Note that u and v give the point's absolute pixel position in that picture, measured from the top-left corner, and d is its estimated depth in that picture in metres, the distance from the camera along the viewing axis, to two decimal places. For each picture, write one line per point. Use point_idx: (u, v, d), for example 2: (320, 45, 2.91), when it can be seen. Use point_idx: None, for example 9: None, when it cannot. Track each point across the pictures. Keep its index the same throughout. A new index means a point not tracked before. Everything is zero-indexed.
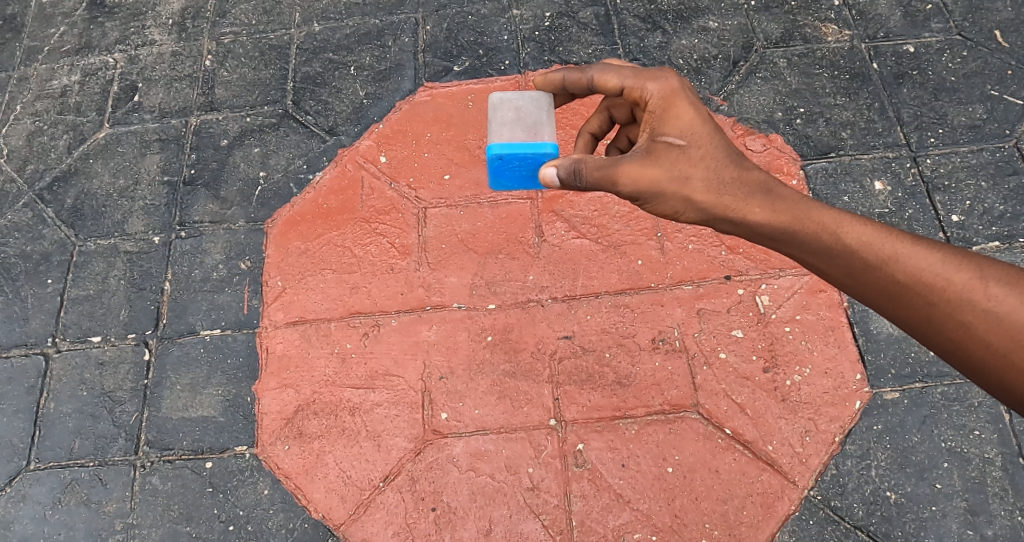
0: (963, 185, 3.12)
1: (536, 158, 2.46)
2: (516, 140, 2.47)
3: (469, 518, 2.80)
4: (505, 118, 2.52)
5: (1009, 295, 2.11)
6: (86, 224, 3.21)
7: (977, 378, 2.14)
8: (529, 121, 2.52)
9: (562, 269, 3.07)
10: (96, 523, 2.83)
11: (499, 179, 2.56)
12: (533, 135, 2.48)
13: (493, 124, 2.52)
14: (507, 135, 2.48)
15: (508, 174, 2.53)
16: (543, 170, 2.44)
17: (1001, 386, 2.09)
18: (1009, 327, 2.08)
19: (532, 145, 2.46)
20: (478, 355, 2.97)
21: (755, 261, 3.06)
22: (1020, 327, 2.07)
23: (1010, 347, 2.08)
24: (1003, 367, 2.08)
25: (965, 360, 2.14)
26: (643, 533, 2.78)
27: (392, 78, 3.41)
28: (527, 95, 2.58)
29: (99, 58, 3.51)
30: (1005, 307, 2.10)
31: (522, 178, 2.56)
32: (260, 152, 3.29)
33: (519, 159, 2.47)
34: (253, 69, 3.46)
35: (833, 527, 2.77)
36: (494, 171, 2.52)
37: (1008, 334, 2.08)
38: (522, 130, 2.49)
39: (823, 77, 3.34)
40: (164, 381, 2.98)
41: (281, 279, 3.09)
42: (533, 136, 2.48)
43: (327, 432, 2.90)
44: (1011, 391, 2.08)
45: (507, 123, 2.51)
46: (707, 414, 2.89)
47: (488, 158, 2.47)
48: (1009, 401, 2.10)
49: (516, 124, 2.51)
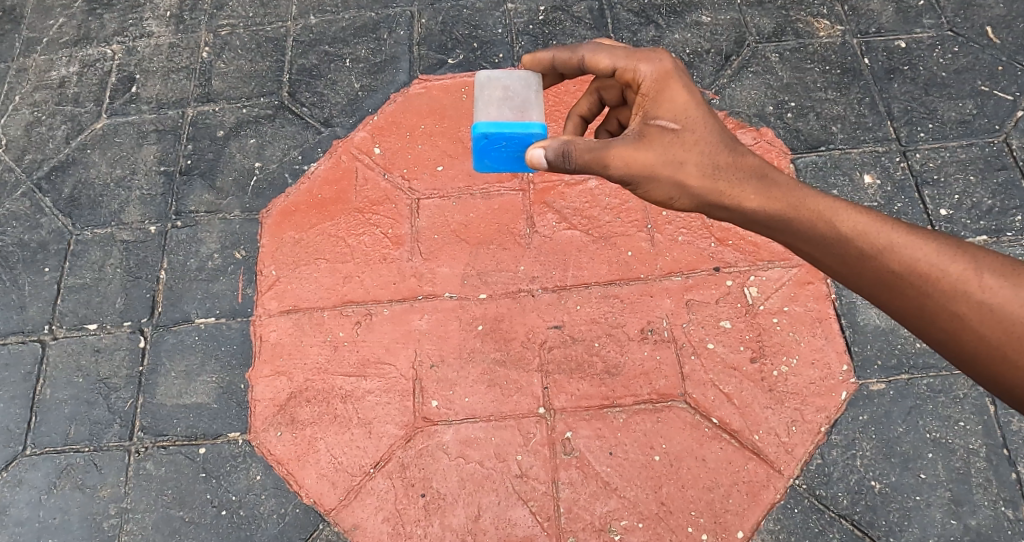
0: (952, 179, 3.14)
1: (524, 138, 2.49)
2: (501, 119, 2.49)
3: (458, 504, 2.84)
4: (491, 97, 2.54)
5: (1003, 287, 2.14)
6: (84, 214, 3.25)
7: (969, 369, 2.18)
8: (518, 100, 2.54)
9: (553, 260, 3.11)
10: (90, 508, 2.87)
11: (484, 157, 2.58)
12: (522, 115, 2.50)
13: (479, 102, 2.54)
14: (495, 113, 2.50)
15: (493, 153, 2.56)
16: (530, 151, 2.46)
17: (994, 379, 2.14)
18: (1001, 320, 2.12)
19: (521, 124, 2.48)
20: (469, 343, 3.01)
21: (744, 253, 3.10)
22: (1014, 320, 2.11)
23: (1005, 339, 2.11)
24: (996, 359, 2.12)
25: (958, 351, 2.18)
26: (629, 520, 2.81)
27: (387, 70, 3.45)
28: (516, 74, 2.60)
29: (97, 50, 3.55)
30: (999, 299, 2.13)
31: (508, 159, 2.59)
32: (255, 143, 3.33)
33: (506, 138, 2.50)
34: (250, 61, 3.49)
35: (817, 516, 2.80)
36: (480, 151, 2.56)
37: (1002, 326, 2.12)
38: (508, 111, 2.51)
39: (815, 71, 3.36)
40: (159, 368, 3.02)
41: (275, 268, 3.13)
42: (522, 115, 2.51)
43: (320, 419, 2.94)
44: (1005, 383, 2.12)
45: (495, 102, 2.53)
46: (694, 403, 2.92)
47: (475, 137, 2.50)
48: (1002, 393, 2.14)
49: (502, 104, 2.53)
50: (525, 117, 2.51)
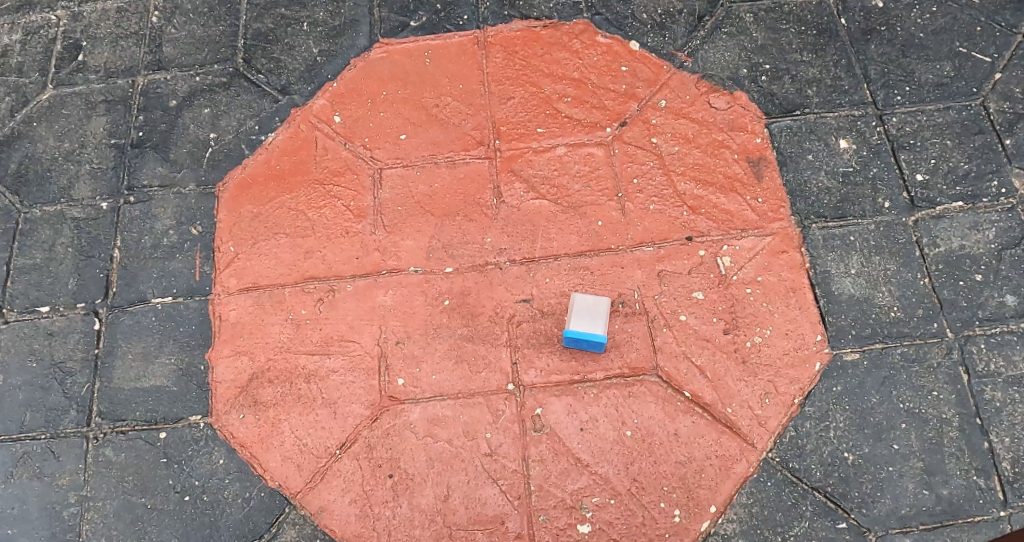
0: (929, 144, 3.06)
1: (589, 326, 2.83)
2: (580, 333, 2.82)
3: (426, 484, 2.79)
4: (587, 308, 2.86)
5: None
6: (32, 190, 3.12)
7: None
8: (595, 315, 2.85)
9: (520, 231, 3.02)
10: (50, 496, 2.80)
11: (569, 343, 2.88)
12: (591, 321, 2.84)
13: (581, 298, 2.87)
14: (577, 322, 2.84)
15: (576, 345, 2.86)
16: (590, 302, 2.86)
17: None
18: None
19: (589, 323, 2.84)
20: (435, 319, 2.93)
21: (717, 222, 3.01)
22: None
23: None
24: None
25: None
26: (601, 497, 2.77)
27: (346, 34, 3.30)
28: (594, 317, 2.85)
29: (41, 15, 3.39)
30: None
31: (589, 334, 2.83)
32: (210, 113, 3.19)
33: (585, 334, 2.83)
34: (202, 26, 3.34)
35: (790, 489, 2.77)
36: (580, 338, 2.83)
37: None
38: (594, 304, 2.86)
39: (790, 32, 3.25)
40: (115, 351, 2.92)
41: (233, 244, 3.02)
42: (591, 322, 2.84)
43: (283, 400, 2.86)
44: None
45: (583, 324, 2.84)
46: (666, 377, 2.87)
47: (571, 333, 2.83)
48: None
49: (593, 309, 2.86)
50: (574, 303, 2.87)
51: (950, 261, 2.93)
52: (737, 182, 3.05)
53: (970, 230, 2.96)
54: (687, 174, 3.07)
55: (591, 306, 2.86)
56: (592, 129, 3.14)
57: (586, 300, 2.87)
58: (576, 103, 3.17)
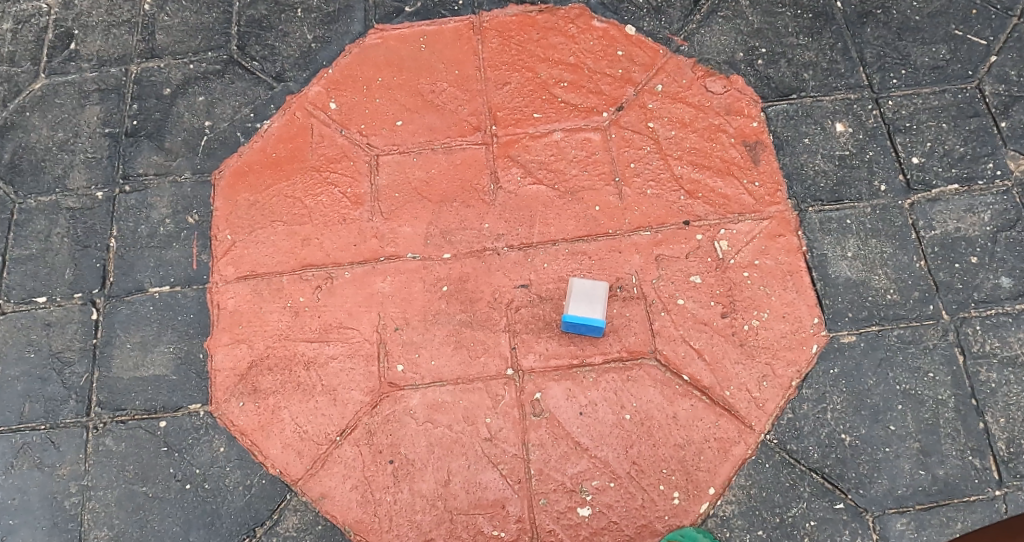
0: (925, 126, 3.07)
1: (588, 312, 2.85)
2: (580, 317, 2.83)
3: (426, 469, 2.80)
4: (586, 293, 2.87)
5: None
6: (26, 181, 3.11)
7: None
8: (593, 300, 2.86)
9: (517, 216, 3.02)
10: (50, 486, 2.80)
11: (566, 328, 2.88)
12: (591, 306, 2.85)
13: (580, 283, 2.89)
14: (577, 307, 2.85)
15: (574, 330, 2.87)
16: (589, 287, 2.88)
17: None
18: None
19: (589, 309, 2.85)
20: (433, 305, 2.93)
21: (714, 205, 3.02)
22: None
23: None
24: None
25: None
26: (600, 481, 2.79)
27: (341, 20, 3.29)
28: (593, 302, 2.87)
29: (32, 4, 3.36)
30: None
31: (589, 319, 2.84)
32: (204, 101, 3.18)
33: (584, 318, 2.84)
34: (195, 13, 3.32)
35: (788, 470, 2.79)
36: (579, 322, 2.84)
37: None
38: (593, 290, 2.88)
39: (786, 16, 3.25)
40: (113, 340, 2.92)
41: (230, 232, 3.02)
42: (590, 307, 2.85)
43: (283, 387, 2.87)
44: None
45: (582, 309, 2.85)
46: (664, 360, 2.88)
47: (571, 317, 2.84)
48: None
49: (592, 295, 2.87)
50: (573, 288, 2.88)
51: (945, 244, 2.95)
52: (734, 165, 3.06)
53: (965, 212, 2.97)
54: (683, 158, 3.07)
55: (590, 291, 2.87)
56: (589, 114, 3.13)
57: (586, 286, 2.88)
58: (573, 87, 3.17)
